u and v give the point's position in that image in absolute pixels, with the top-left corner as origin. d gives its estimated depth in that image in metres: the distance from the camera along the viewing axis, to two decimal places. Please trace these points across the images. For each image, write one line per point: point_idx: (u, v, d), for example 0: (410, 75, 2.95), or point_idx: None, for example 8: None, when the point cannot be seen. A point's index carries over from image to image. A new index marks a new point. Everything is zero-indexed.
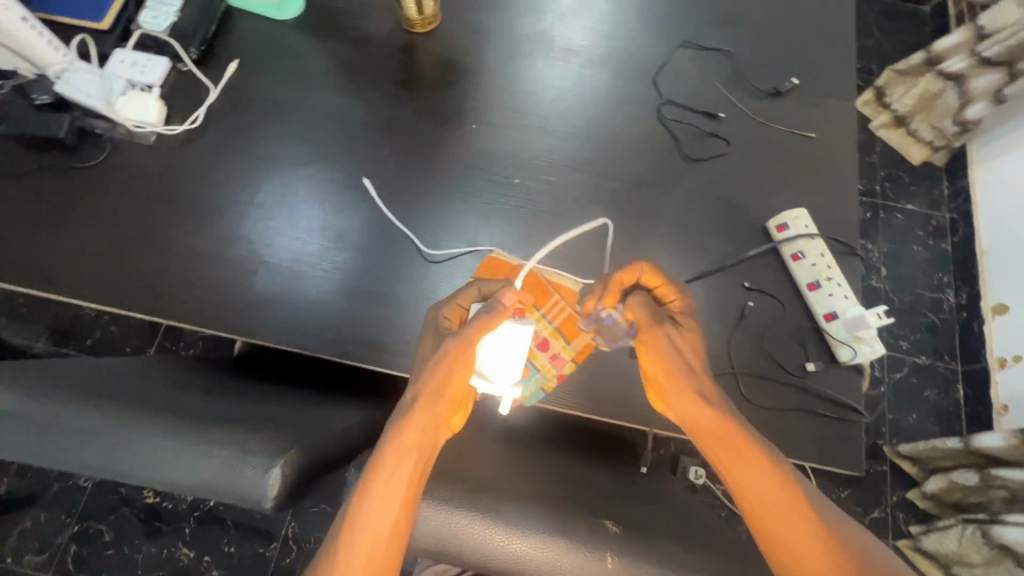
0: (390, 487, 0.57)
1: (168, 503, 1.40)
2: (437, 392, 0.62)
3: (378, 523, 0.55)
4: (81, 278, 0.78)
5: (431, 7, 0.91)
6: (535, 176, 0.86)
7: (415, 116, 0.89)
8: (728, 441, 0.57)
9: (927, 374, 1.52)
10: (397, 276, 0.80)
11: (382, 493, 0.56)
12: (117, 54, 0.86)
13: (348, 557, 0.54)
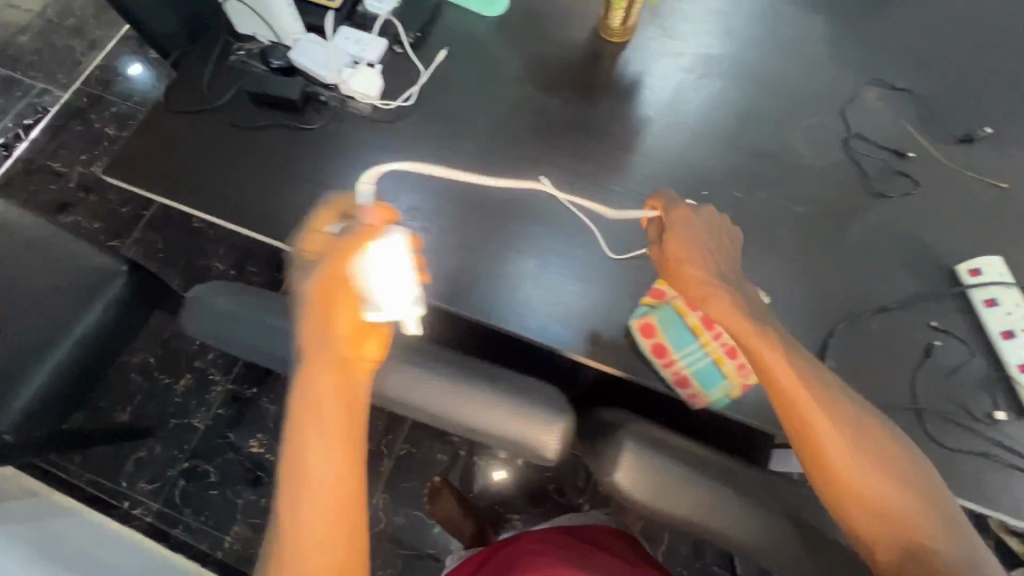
0: (323, 434, 0.62)
1: (270, 456, 1.48)
2: (329, 320, 0.62)
3: (309, 440, 0.61)
4: (306, 231, 0.85)
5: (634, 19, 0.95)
6: (724, 189, 0.87)
7: (608, 119, 0.93)
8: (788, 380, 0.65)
9: None
10: (588, 267, 0.84)
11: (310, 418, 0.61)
12: (342, 31, 0.93)
13: (319, 471, 0.60)
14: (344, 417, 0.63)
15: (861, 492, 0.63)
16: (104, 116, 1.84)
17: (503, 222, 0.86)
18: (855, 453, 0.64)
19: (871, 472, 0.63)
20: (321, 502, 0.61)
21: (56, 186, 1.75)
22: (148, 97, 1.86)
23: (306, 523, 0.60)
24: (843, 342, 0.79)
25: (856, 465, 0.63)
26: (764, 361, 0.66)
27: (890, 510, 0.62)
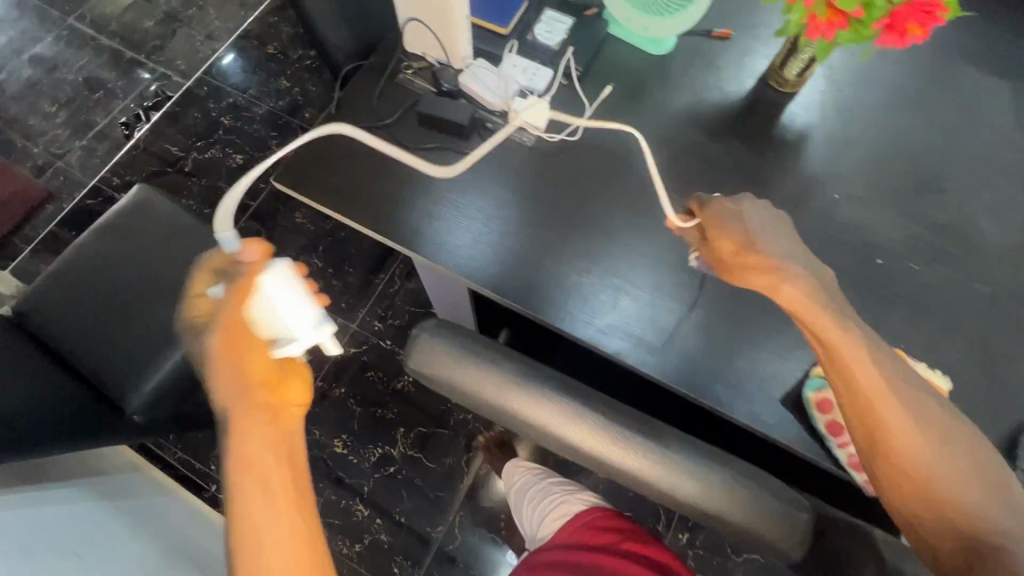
0: (260, 482, 0.61)
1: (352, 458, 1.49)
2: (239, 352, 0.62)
3: (263, 527, 0.60)
4: (477, 262, 0.86)
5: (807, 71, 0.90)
6: (901, 259, 0.83)
7: (776, 174, 0.89)
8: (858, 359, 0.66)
9: None
10: (752, 327, 0.81)
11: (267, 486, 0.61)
12: (511, 57, 0.92)
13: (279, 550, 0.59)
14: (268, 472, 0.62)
15: (900, 467, 0.65)
16: (221, 106, 1.91)
17: (666, 271, 0.84)
18: (912, 432, 0.64)
19: (916, 450, 0.64)
20: (289, 515, 0.61)
21: (171, 169, 1.82)
22: (263, 92, 1.93)
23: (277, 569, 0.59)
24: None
25: (901, 439, 0.64)
26: (822, 338, 0.66)
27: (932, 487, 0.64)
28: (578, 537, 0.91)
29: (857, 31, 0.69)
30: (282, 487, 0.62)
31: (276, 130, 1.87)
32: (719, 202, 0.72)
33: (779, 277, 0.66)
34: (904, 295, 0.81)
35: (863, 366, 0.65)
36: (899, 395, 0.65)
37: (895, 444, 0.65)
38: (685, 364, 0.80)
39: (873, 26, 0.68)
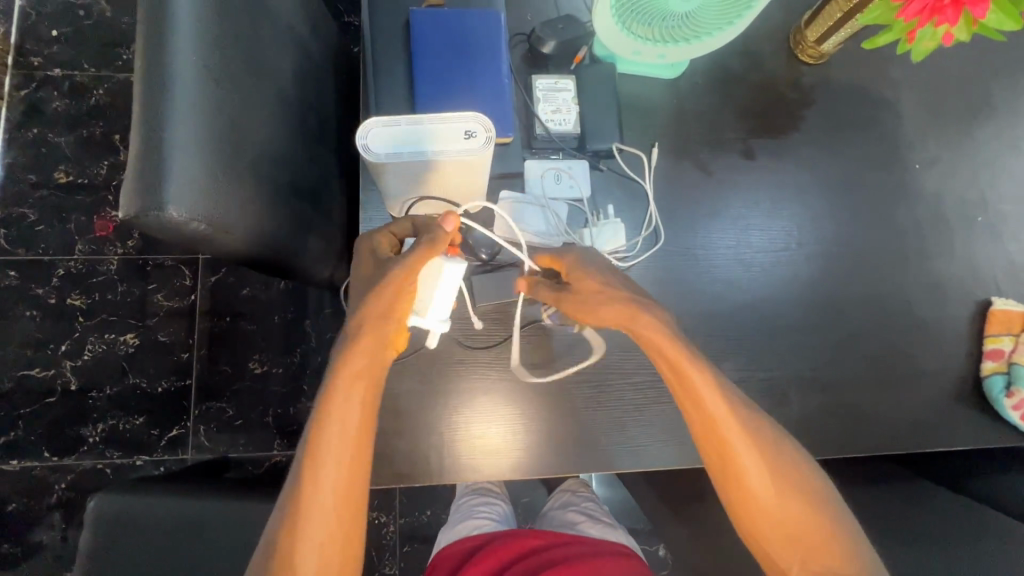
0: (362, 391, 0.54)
1: None
2: (372, 315, 0.53)
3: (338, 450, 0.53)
4: (640, 447, 0.70)
5: (831, 44, 0.77)
6: (990, 205, 0.82)
7: (856, 168, 0.81)
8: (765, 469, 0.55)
9: None
10: (912, 346, 0.77)
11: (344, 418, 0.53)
12: (533, 170, 0.72)
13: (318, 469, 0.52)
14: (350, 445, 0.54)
15: (782, 540, 0.56)
16: (54, 287, 1.38)
17: (816, 337, 0.76)
18: (790, 503, 0.56)
19: (807, 525, 0.55)
20: (345, 482, 0.53)
21: (53, 399, 1.35)
22: (94, 240, 1.40)
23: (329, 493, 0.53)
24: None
25: (782, 513, 0.55)
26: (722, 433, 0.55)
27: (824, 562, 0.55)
28: (451, 560, 0.83)
29: (992, 29, 0.56)
30: (346, 463, 0.53)
31: (151, 282, 1.41)
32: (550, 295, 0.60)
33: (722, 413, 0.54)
34: (1008, 242, 0.81)
35: (766, 475, 0.55)
36: (788, 469, 0.56)
37: (768, 517, 0.56)
38: (880, 416, 0.75)
39: (1020, 17, 0.53)
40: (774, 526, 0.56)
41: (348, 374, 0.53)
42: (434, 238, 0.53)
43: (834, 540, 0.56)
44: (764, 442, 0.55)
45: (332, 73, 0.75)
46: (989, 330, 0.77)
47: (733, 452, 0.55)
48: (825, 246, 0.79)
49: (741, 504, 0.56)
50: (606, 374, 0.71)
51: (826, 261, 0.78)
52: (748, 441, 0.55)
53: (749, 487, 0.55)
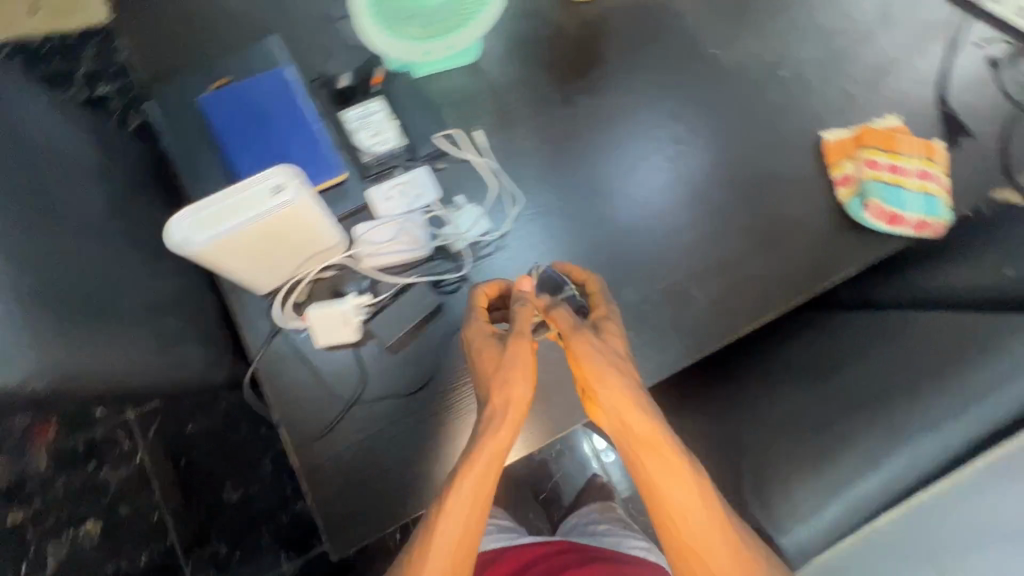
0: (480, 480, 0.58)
1: None
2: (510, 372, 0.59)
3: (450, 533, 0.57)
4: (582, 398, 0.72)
5: None
6: (788, 60, 0.89)
7: (665, 74, 0.87)
8: (722, 548, 0.56)
9: None
10: (777, 203, 0.83)
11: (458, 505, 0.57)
12: (378, 193, 0.72)
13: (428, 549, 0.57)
14: (485, 497, 0.58)
15: None
16: None
17: (693, 231, 0.81)
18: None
19: None
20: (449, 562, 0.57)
21: None
22: (14, 446, 1.32)
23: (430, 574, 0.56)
24: (970, 95, 0.90)
25: None
26: (678, 500, 0.56)
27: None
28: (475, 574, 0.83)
29: None
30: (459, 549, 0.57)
31: (89, 461, 1.34)
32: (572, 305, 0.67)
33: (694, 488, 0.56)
34: (815, 83, 0.89)
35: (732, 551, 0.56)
36: (754, 550, 0.57)
37: None
38: (776, 276, 0.80)
39: None
40: None
41: (478, 460, 0.57)
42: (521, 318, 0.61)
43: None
44: (723, 523, 0.56)
45: (154, 186, 0.74)
46: (831, 163, 0.84)
47: (693, 523, 0.56)
48: (666, 152, 0.84)
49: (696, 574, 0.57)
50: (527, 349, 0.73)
51: (676, 163, 0.84)
52: (714, 520, 0.56)
53: (710, 561, 0.56)
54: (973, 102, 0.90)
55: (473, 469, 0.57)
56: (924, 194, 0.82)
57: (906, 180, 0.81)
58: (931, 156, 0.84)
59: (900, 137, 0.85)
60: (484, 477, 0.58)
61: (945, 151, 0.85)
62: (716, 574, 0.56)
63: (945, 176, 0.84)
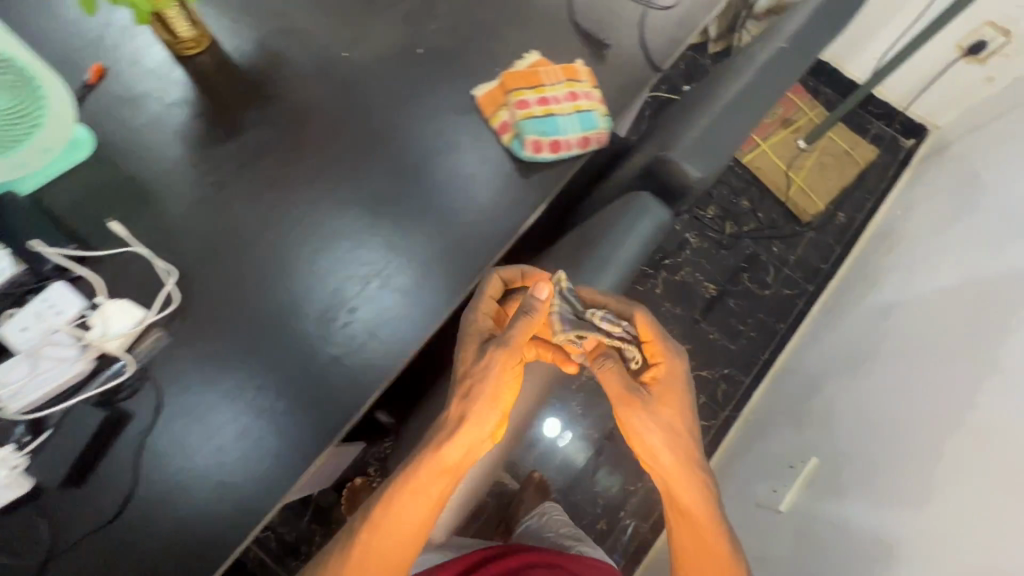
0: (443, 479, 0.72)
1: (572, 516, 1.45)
2: (481, 384, 0.71)
3: (403, 521, 0.72)
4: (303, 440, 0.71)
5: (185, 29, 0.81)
6: (422, 35, 0.90)
7: (303, 91, 0.86)
8: (696, 506, 0.74)
9: None
10: (448, 175, 0.84)
11: (413, 492, 0.71)
12: (10, 328, 0.65)
13: (373, 535, 0.72)
14: (434, 476, 0.71)
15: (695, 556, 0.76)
16: None
17: (374, 232, 0.80)
18: (697, 519, 0.74)
19: (716, 547, 0.75)
20: (394, 542, 0.72)
21: None
22: None
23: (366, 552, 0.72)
24: (595, 12, 0.95)
25: (702, 536, 0.75)
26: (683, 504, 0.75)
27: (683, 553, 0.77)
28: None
29: None
30: (403, 535, 0.72)
31: None
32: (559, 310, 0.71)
33: (698, 494, 0.74)
34: (452, 49, 0.90)
35: (696, 499, 0.74)
36: (693, 493, 0.74)
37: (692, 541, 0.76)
38: (465, 244, 0.81)
39: None
40: (684, 538, 0.76)
41: (450, 451, 0.71)
42: (528, 318, 0.71)
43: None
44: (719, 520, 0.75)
45: None
46: (489, 115, 0.86)
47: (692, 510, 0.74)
48: (327, 167, 0.83)
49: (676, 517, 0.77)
50: (234, 414, 0.70)
51: (343, 170, 0.83)
52: (715, 524, 0.75)
53: (682, 508, 0.75)
54: (600, 17, 0.95)
55: (428, 459, 0.71)
56: (577, 113, 0.85)
57: (555, 107, 0.84)
58: (579, 78, 0.88)
59: (543, 70, 0.88)
60: (440, 469, 0.71)
61: (588, 69, 0.89)
62: (682, 514, 0.76)
63: (596, 91, 0.88)
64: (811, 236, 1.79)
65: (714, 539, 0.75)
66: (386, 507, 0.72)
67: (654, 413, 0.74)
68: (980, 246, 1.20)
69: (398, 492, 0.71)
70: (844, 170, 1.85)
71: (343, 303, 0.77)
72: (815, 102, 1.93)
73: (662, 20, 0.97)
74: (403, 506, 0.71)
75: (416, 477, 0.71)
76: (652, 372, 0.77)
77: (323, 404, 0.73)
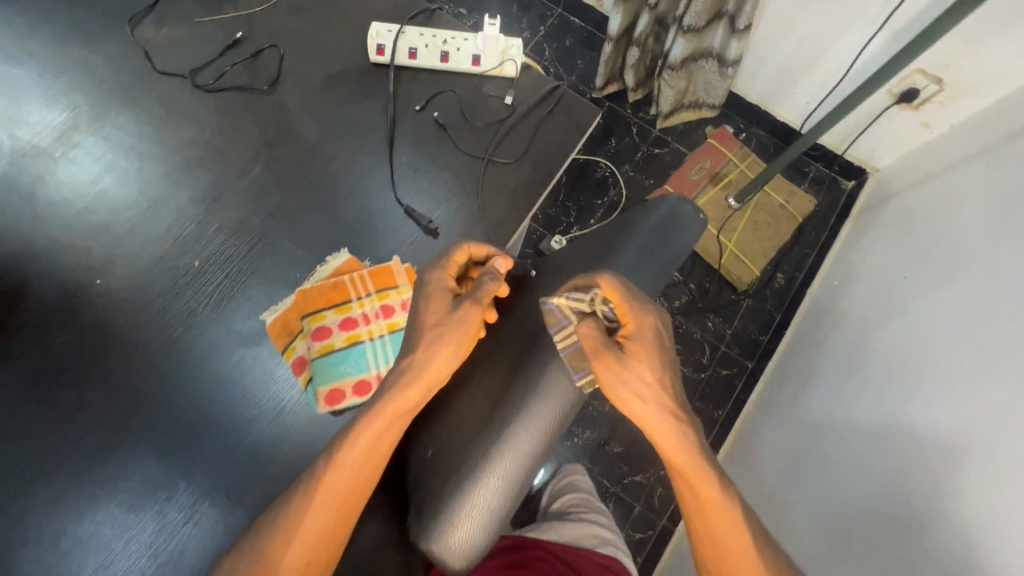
0: (389, 434, 0.65)
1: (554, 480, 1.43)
2: (433, 344, 0.65)
3: (338, 488, 0.63)
4: None
5: None
6: (209, 244, 0.78)
7: (62, 335, 0.74)
8: (685, 465, 0.63)
9: (571, 58, 1.88)
10: (238, 429, 0.73)
11: (354, 461, 0.64)
12: None
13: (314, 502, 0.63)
14: (382, 446, 0.64)
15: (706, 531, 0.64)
16: None
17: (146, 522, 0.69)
18: (695, 488, 0.63)
19: (713, 512, 0.63)
20: (333, 513, 0.63)
21: None
22: None
23: (302, 531, 0.63)
24: (415, 184, 0.81)
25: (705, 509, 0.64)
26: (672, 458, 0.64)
27: (704, 533, 0.65)
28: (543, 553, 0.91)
29: None
30: (341, 504, 0.64)
31: None
32: (494, 270, 0.70)
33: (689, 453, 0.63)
34: (248, 257, 0.78)
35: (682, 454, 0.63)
36: (688, 457, 0.63)
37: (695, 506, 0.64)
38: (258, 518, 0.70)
39: None
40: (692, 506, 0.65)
41: (387, 404, 0.64)
42: (490, 282, 0.69)
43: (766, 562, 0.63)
44: (715, 476, 0.63)
45: None
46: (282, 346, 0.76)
47: (683, 464, 0.63)
48: (91, 434, 0.71)
49: (677, 479, 0.65)
50: None
51: (113, 430, 0.72)
52: (706, 479, 0.63)
53: (679, 470, 0.64)
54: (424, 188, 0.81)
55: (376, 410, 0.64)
56: (390, 334, 0.76)
57: (354, 336, 0.74)
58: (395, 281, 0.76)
59: (346, 277, 0.76)
60: (385, 426, 0.64)
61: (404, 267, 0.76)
62: (685, 480, 0.64)
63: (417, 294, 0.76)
64: (748, 305, 1.65)
65: (721, 518, 0.64)
66: (323, 504, 0.63)
67: (630, 372, 0.64)
68: (906, 371, 1.07)
69: (342, 481, 0.63)
70: (781, 226, 1.69)
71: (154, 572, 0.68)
72: (746, 151, 1.77)
73: (498, 182, 0.82)
74: (337, 476, 0.63)
75: (364, 465, 0.64)
76: (628, 327, 0.67)
77: None
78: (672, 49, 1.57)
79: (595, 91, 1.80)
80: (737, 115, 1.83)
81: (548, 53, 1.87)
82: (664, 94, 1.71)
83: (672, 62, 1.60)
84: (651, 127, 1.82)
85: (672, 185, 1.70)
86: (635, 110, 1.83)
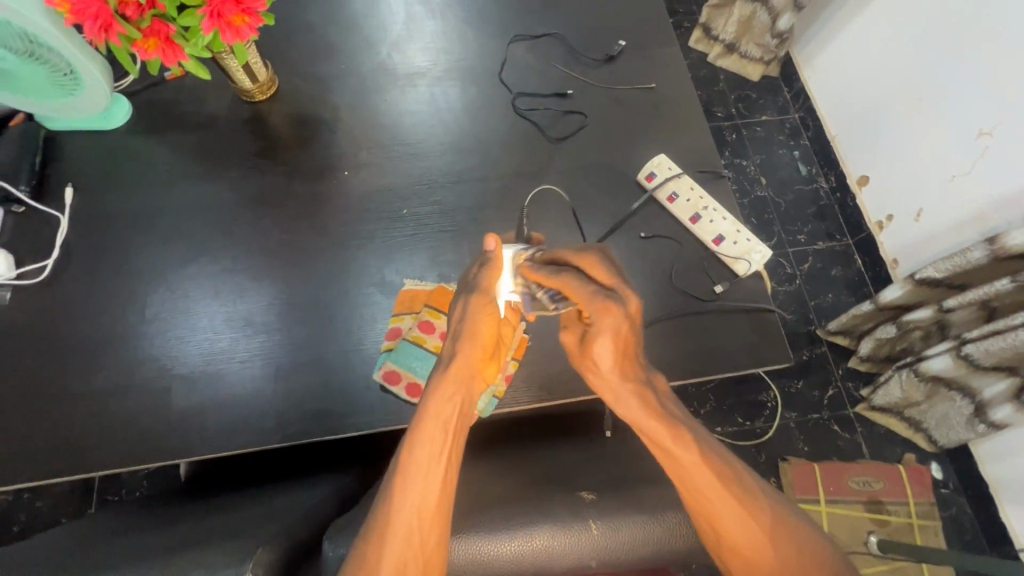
0: (464, 382, 0.53)
1: None
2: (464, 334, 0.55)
3: (430, 447, 0.50)
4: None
5: (264, 72, 0.88)
6: (421, 202, 0.87)
7: None
8: (744, 541, 0.49)
9: (825, 283, 1.74)
10: (325, 338, 0.77)
11: (439, 412, 0.52)
12: None
13: (413, 462, 0.50)
14: (475, 379, 0.54)
15: None
16: None
17: (190, 354, 0.75)
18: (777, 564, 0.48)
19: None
20: (440, 472, 0.50)
21: None
22: None
23: (416, 494, 0.49)
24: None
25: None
26: (738, 521, 0.49)
27: (704, 512, 0.50)
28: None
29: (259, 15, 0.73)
30: (443, 463, 0.50)
31: None
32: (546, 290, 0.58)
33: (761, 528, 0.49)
34: (436, 227, 0.85)
35: (759, 530, 0.49)
36: (770, 529, 0.49)
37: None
38: (260, 400, 0.73)
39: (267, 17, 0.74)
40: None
41: (460, 361, 0.54)
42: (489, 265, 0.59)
43: (774, 527, 0.49)
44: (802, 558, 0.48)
45: None
46: (396, 310, 0.79)
47: (748, 540, 0.49)
48: (226, 266, 0.80)
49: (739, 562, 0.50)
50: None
51: (244, 259, 0.81)
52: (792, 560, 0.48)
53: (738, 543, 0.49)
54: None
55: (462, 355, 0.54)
56: None
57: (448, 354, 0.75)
58: (518, 352, 0.75)
59: None
60: (462, 380, 0.53)
61: (524, 338, 0.76)
62: (753, 552, 0.49)
63: (518, 375, 0.75)
64: None
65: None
66: (411, 537, 0.48)
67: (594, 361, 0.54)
68: None
69: (430, 474, 0.49)
70: None
71: (170, 377, 0.74)
72: (932, 510, 1.44)
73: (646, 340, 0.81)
74: (423, 431, 0.51)
75: (441, 446, 0.51)
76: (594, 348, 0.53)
77: (35, 439, 0.70)
78: (931, 356, 1.35)
79: (819, 327, 1.65)
80: (952, 470, 1.51)
81: (805, 265, 1.77)
82: (888, 387, 1.47)
83: (920, 368, 1.37)
84: (850, 404, 1.60)
85: (823, 468, 1.47)
86: (846, 376, 1.63)
